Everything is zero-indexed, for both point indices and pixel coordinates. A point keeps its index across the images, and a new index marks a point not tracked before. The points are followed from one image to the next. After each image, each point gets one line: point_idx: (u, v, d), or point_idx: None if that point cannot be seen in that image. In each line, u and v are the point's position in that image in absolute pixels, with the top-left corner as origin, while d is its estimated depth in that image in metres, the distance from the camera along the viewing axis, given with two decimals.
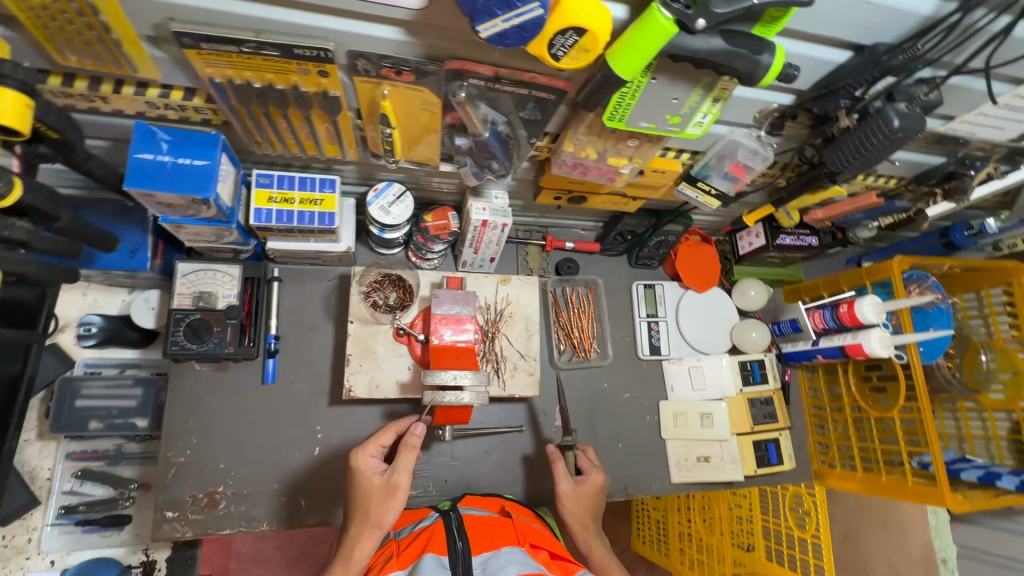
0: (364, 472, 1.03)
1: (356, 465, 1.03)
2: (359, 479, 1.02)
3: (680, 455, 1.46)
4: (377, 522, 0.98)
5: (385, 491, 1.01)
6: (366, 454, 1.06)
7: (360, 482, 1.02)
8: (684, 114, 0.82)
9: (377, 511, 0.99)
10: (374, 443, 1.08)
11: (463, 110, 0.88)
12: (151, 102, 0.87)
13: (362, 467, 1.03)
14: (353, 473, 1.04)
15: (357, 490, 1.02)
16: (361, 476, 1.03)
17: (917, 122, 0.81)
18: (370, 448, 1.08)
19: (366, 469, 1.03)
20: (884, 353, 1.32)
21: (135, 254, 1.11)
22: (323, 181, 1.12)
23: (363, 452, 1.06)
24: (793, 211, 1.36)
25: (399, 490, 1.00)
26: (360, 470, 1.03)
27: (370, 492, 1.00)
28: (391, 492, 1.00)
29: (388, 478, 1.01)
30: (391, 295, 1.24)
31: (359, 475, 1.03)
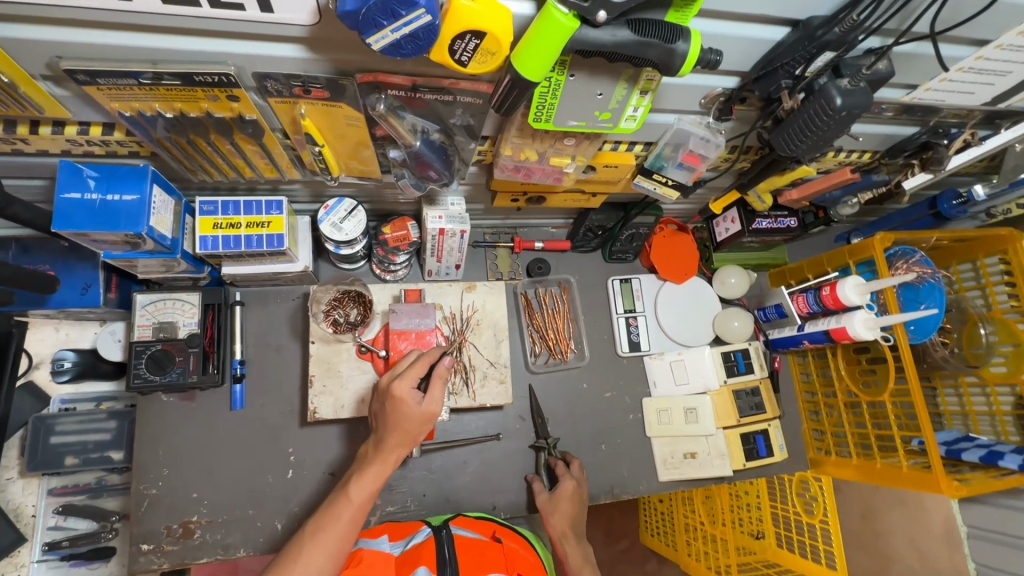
0: (405, 407, 0.92)
1: (398, 398, 0.92)
2: (402, 409, 0.92)
3: (666, 453, 1.41)
4: (411, 439, 0.95)
5: (423, 422, 0.94)
6: (406, 386, 0.93)
7: (398, 412, 0.92)
8: (613, 109, 0.77)
9: (412, 434, 0.94)
10: (410, 375, 0.94)
11: (387, 123, 0.84)
12: (72, 139, 0.85)
13: (401, 399, 0.92)
14: (394, 405, 0.93)
15: (395, 419, 0.93)
16: (404, 407, 0.92)
17: (863, 98, 0.75)
18: (409, 375, 0.94)
19: (409, 405, 0.92)
20: (868, 335, 1.26)
21: (88, 290, 1.10)
22: (269, 203, 1.10)
23: (403, 382, 0.93)
24: (765, 194, 1.29)
25: (434, 421, 0.95)
26: (397, 400, 0.92)
27: (409, 423, 0.92)
28: (428, 421, 0.94)
29: (425, 411, 0.93)
30: (351, 312, 1.23)
31: (399, 409, 0.92)
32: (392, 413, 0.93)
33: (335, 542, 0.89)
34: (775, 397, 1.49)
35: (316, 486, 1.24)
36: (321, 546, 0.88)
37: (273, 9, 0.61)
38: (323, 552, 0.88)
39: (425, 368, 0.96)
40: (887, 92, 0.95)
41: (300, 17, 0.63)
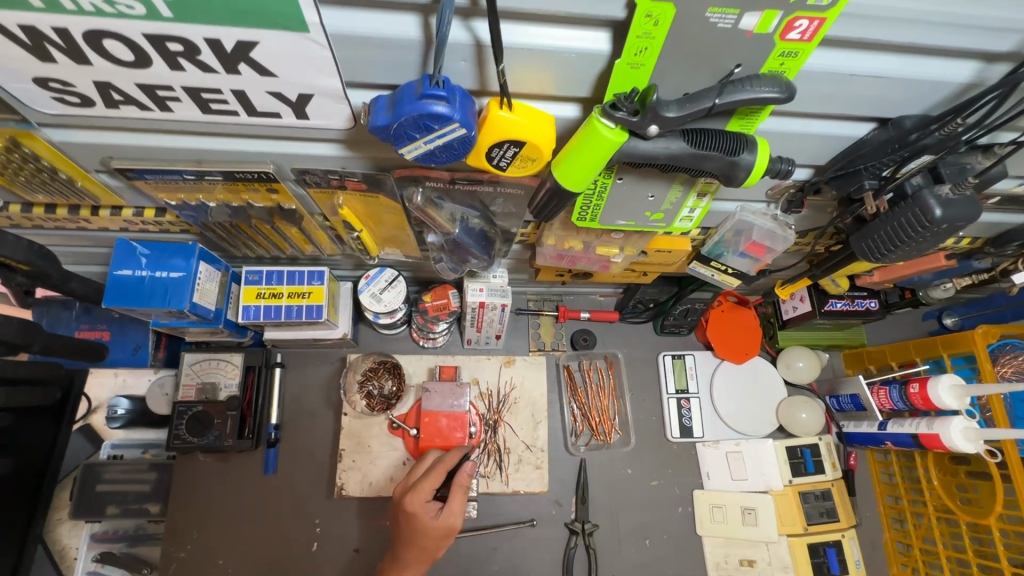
0: (420, 524, 0.88)
1: (411, 514, 0.88)
2: (413, 525, 0.88)
3: (718, 556, 1.27)
4: (430, 554, 0.90)
5: (441, 536, 0.89)
6: (420, 500, 0.89)
7: (414, 528, 0.88)
8: (665, 210, 0.70)
9: (430, 551, 0.90)
10: (425, 488, 0.90)
11: (424, 212, 0.81)
12: (129, 220, 0.88)
13: (418, 515, 0.88)
14: (409, 520, 0.89)
15: (410, 535, 0.89)
16: (415, 523, 0.88)
17: (969, 209, 0.62)
18: (423, 489, 0.90)
19: (425, 520, 0.88)
20: (968, 447, 1.08)
21: (138, 351, 1.14)
22: (312, 274, 1.10)
23: (417, 497, 0.89)
24: (841, 278, 1.16)
25: (453, 534, 0.90)
26: (411, 516, 0.88)
27: (426, 541, 0.88)
28: (446, 536, 0.89)
29: (444, 524, 0.89)
30: (386, 384, 1.18)
31: (414, 526, 0.88)
32: (407, 529, 0.89)
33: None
34: (851, 502, 1.29)
35: (342, 562, 1.19)
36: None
37: (308, 116, 0.60)
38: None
39: (440, 479, 0.91)
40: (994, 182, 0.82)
41: (335, 123, 0.61)
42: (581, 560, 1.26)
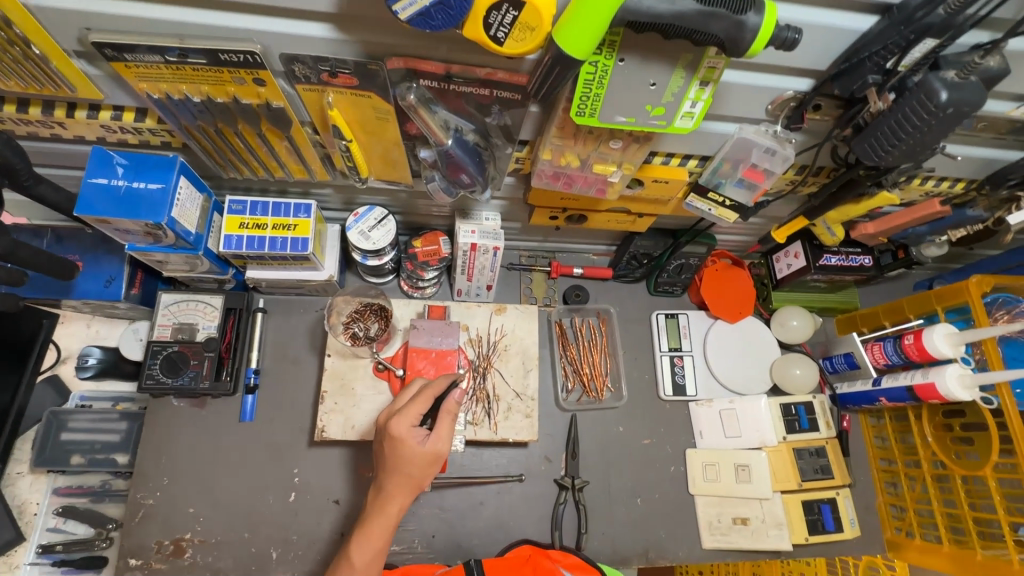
0: (405, 449, 0.84)
1: (398, 438, 0.84)
2: (398, 450, 0.84)
3: (711, 516, 1.23)
4: (415, 484, 0.86)
5: (427, 464, 0.85)
6: (405, 425, 0.85)
7: (398, 453, 0.84)
8: (667, 103, 0.68)
9: (415, 479, 0.85)
10: (411, 413, 0.86)
11: (418, 117, 0.78)
12: (107, 125, 0.85)
13: (403, 439, 0.84)
14: (394, 445, 0.85)
15: (395, 461, 0.84)
16: (400, 447, 0.84)
17: (974, 93, 0.62)
18: (410, 413, 0.86)
19: (410, 445, 0.84)
20: (965, 395, 1.07)
21: (110, 284, 1.08)
22: (298, 206, 1.06)
23: (402, 421, 0.85)
24: (835, 224, 1.11)
25: (439, 461, 0.86)
26: (396, 440, 0.84)
27: (412, 466, 0.84)
28: (432, 463, 0.85)
29: (430, 451, 0.84)
30: (372, 326, 1.14)
31: (399, 451, 0.84)
32: (392, 455, 0.85)
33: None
34: (844, 460, 1.27)
35: (320, 514, 1.14)
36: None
37: None
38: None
39: (427, 404, 0.87)
40: (993, 104, 0.82)
41: None
42: (570, 517, 1.22)
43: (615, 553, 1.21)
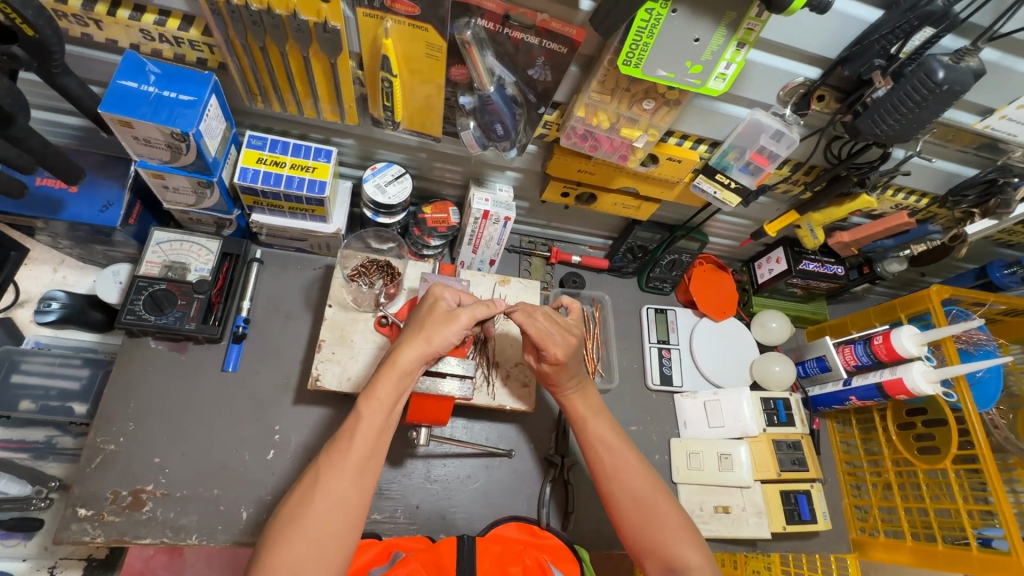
0: (434, 304, 0.93)
1: (432, 295, 0.94)
2: (427, 302, 0.94)
3: (693, 504, 1.24)
4: (427, 340, 0.89)
5: (450, 324, 0.91)
6: (446, 293, 0.95)
7: (436, 312, 0.92)
8: (706, 62, 0.76)
9: (429, 334, 0.89)
10: (454, 292, 0.97)
11: (469, 55, 0.83)
12: (146, 31, 0.83)
13: (439, 298, 0.94)
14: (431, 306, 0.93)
15: (420, 314, 0.93)
16: (431, 301, 0.94)
17: (967, 77, 0.74)
18: (454, 291, 0.98)
19: (441, 305, 0.93)
20: (929, 389, 1.16)
21: (107, 210, 1.03)
22: (319, 150, 1.06)
23: (446, 290, 0.96)
24: (819, 228, 1.19)
25: (456, 326, 0.91)
26: (433, 298, 0.94)
27: (433, 321, 0.91)
28: (450, 323, 0.91)
29: (452, 315, 0.91)
30: (377, 281, 1.12)
31: (427, 306, 0.93)
32: (419, 312, 0.94)
33: (349, 486, 0.80)
34: (816, 455, 1.33)
35: (299, 474, 1.07)
36: (350, 467, 0.81)
37: None
38: (337, 499, 0.78)
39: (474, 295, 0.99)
40: (963, 115, 0.94)
41: None
42: (557, 496, 1.19)
43: (599, 536, 1.18)
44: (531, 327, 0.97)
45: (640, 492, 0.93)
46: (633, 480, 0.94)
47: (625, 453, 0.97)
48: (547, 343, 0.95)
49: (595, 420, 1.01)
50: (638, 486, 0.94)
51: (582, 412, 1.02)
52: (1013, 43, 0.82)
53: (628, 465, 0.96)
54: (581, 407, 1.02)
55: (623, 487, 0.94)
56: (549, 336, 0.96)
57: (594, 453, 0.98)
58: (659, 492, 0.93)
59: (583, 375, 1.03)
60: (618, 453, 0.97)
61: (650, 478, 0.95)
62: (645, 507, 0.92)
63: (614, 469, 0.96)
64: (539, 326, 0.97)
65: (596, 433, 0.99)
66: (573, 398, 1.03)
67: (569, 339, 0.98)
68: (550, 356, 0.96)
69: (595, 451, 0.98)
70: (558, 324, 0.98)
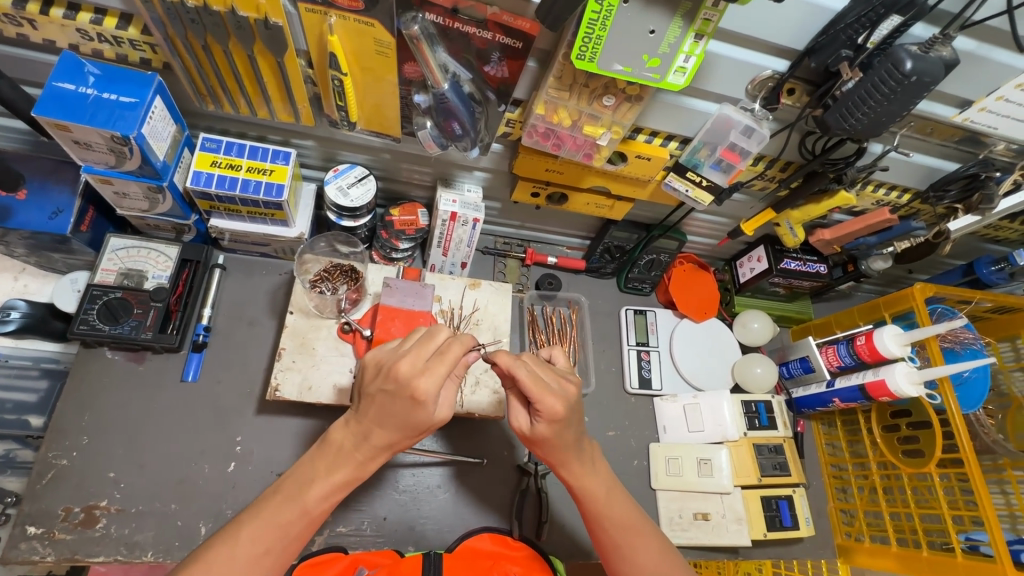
0: (407, 398, 0.73)
1: (401, 383, 0.72)
2: (399, 398, 0.73)
3: (672, 512, 1.20)
4: (398, 442, 0.78)
5: (425, 424, 0.76)
6: (415, 370, 0.73)
7: (406, 409, 0.74)
8: (663, 55, 0.72)
9: (403, 437, 0.78)
10: (422, 357, 0.74)
11: (420, 52, 0.79)
12: (83, 30, 0.80)
13: (409, 382, 0.72)
14: (392, 384, 0.73)
15: (389, 406, 0.74)
16: (402, 393, 0.73)
17: (937, 68, 0.70)
18: (417, 356, 0.74)
19: (414, 398, 0.72)
20: (912, 392, 1.12)
21: (57, 216, 0.99)
22: (277, 153, 1.02)
23: (412, 365, 0.73)
24: (798, 226, 1.16)
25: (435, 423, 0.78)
26: (400, 383, 0.72)
27: (406, 423, 0.75)
28: (428, 427, 0.77)
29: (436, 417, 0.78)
30: (340, 287, 1.07)
31: (399, 398, 0.73)
32: (387, 399, 0.74)
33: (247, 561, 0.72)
34: (799, 459, 1.30)
35: (261, 486, 1.04)
36: (250, 546, 0.73)
37: None
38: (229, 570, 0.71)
39: (437, 354, 0.75)
40: (940, 108, 0.90)
41: None
42: (530, 505, 1.16)
43: (573, 546, 1.15)
44: (523, 373, 0.81)
45: (655, 574, 0.86)
46: (648, 562, 0.87)
47: (641, 532, 0.89)
48: (541, 395, 0.80)
49: (604, 496, 0.89)
50: (653, 565, 0.87)
51: (585, 483, 0.89)
52: (989, 31, 0.78)
53: (641, 544, 0.88)
54: (585, 481, 0.89)
55: (638, 569, 0.87)
56: (545, 387, 0.80)
57: (604, 533, 0.89)
58: (674, 568, 0.88)
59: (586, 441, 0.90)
60: (632, 531, 0.88)
61: (665, 556, 0.88)
62: None
63: (628, 552, 0.87)
64: (530, 374, 0.81)
65: (606, 512, 0.89)
66: (575, 471, 0.89)
67: (566, 388, 0.84)
68: (546, 410, 0.80)
69: (604, 533, 0.89)
70: (552, 371, 0.84)
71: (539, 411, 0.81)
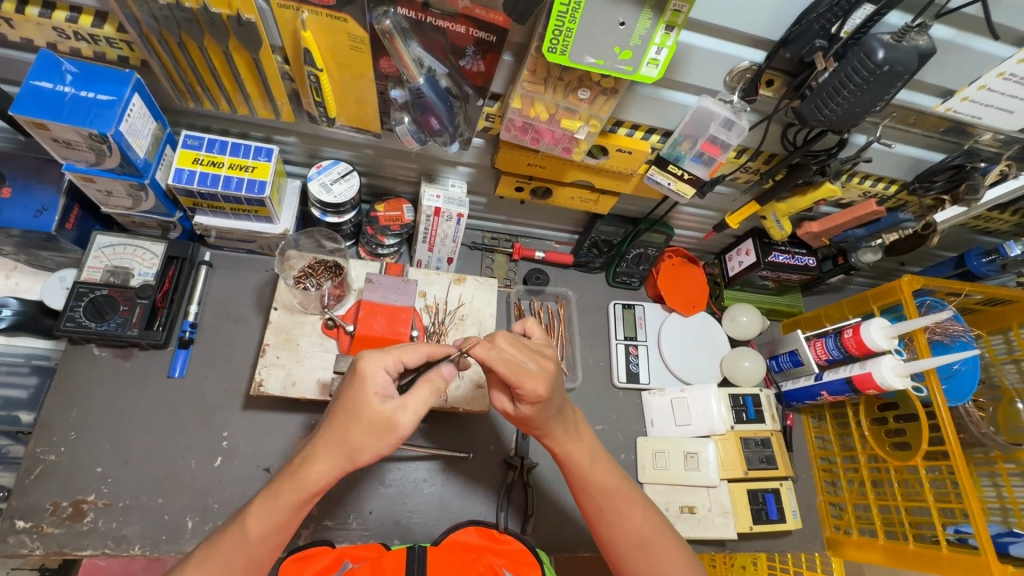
0: (363, 395, 0.72)
1: (364, 377, 0.72)
2: (356, 388, 0.72)
3: (658, 505, 1.21)
4: (347, 453, 0.73)
5: (379, 431, 0.73)
6: (379, 366, 0.73)
7: (356, 405, 0.72)
8: (634, 47, 0.72)
9: (351, 445, 0.73)
10: (392, 357, 0.75)
11: (394, 47, 0.79)
12: (59, 29, 0.81)
13: (368, 378, 0.72)
14: (354, 379, 0.73)
15: (347, 401, 0.73)
16: (360, 387, 0.72)
17: (910, 57, 0.70)
18: (391, 356, 0.75)
19: (369, 399, 0.72)
20: (899, 384, 1.12)
21: (41, 215, 1.00)
22: (259, 150, 1.02)
23: (378, 361, 0.73)
24: (783, 218, 1.15)
25: (392, 432, 0.73)
26: (360, 378, 0.72)
27: (360, 428, 0.72)
28: (380, 434, 0.73)
29: (385, 417, 0.72)
30: (324, 283, 1.07)
31: (354, 393, 0.72)
32: (346, 392, 0.73)
33: None
34: (787, 452, 1.30)
35: (247, 481, 1.05)
36: None
37: None
38: None
39: (414, 356, 0.77)
40: (921, 98, 0.90)
41: None
42: (516, 500, 1.17)
43: (559, 539, 1.15)
44: (500, 362, 0.77)
45: (642, 538, 0.87)
46: (635, 528, 0.87)
47: (626, 497, 0.89)
48: (522, 379, 0.78)
49: (588, 462, 0.90)
50: (641, 530, 0.87)
51: (568, 449, 0.89)
52: (967, 20, 0.77)
53: (627, 511, 0.88)
54: (570, 449, 0.90)
55: (621, 533, 0.87)
56: (524, 370, 0.78)
57: (590, 499, 0.89)
58: (660, 531, 0.88)
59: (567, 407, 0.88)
60: (617, 497, 0.89)
61: (652, 520, 0.88)
62: (649, 556, 0.85)
63: (614, 518, 0.88)
64: (509, 362, 0.78)
65: (591, 478, 0.89)
66: (560, 439, 0.89)
67: (544, 364, 0.81)
68: (527, 392, 0.78)
69: (590, 499, 0.89)
70: (528, 349, 0.81)
71: (522, 395, 0.79)
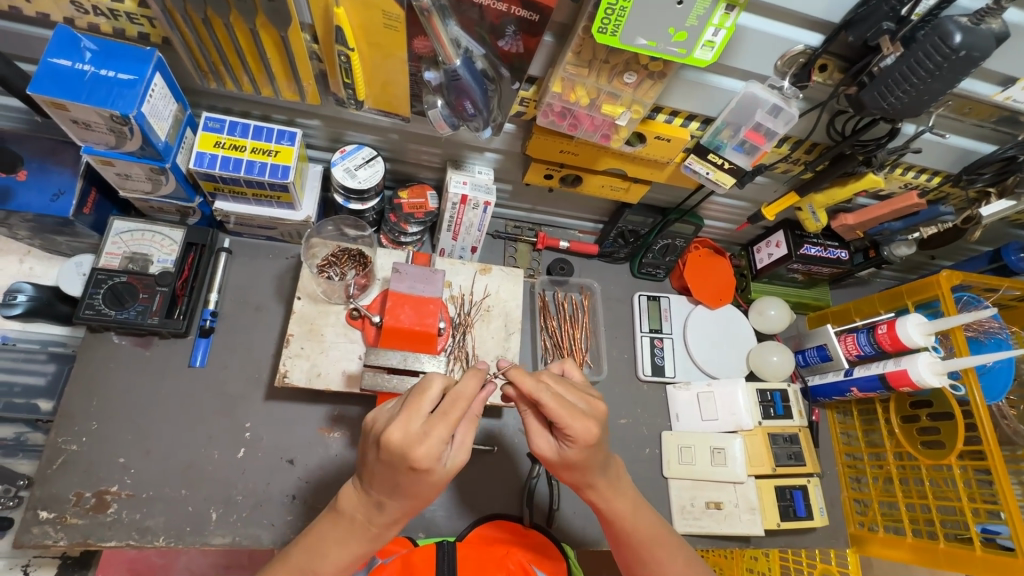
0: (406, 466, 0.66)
1: (399, 456, 0.66)
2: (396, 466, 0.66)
3: (684, 500, 1.19)
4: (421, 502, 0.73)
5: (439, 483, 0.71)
6: (405, 434, 0.66)
7: (404, 475, 0.67)
8: (690, 28, 0.68)
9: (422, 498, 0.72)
10: (412, 421, 0.67)
11: (431, 26, 0.75)
12: (78, 3, 0.76)
13: (405, 454, 0.65)
14: (391, 461, 0.67)
15: (391, 474, 0.68)
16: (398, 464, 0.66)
17: (987, 43, 0.66)
18: (407, 420, 0.67)
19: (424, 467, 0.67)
20: (935, 381, 1.08)
21: (58, 199, 0.97)
22: (282, 133, 0.99)
23: (401, 431, 0.66)
24: (820, 210, 1.11)
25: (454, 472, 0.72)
26: (395, 455, 0.66)
27: (426, 488, 0.70)
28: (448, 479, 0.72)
29: (452, 465, 0.71)
30: (348, 272, 1.04)
31: (398, 466, 0.67)
32: (386, 467, 0.68)
33: None
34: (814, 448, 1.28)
35: (270, 472, 1.03)
36: None
37: None
38: None
39: (432, 406, 0.68)
40: (980, 86, 0.85)
41: None
42: (541, 494, 1.15)
43: (584, 534, 1.14)
44: (549, 397, 0.74)
45: None
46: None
47: (665, 545, 0.88)
48: (571, 420, 0.74)
49: (628, 515, 0.87)
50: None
51: (612, 503, 0.86)
52: None
53: (666, 559, 0.87)
54: (613, 503, 0.86)
55: None
56: (574, 411, 0.75)
57: (628, 549, 0.89)
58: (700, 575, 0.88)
59: (611, 457, 0.86)
60: (658, 547, 0.88)
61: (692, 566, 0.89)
62: None
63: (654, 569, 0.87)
64: (554, 396, 0.75)
65: (631, 530, 0.87)
66: (604, 491, 0.85)
67: (593, 405, 0.79)
68: (578, 434, 0.75)
69: (630, 550, 0.88)
70: (577, 389, 0.79)
71: (571, 435, 0.75)
